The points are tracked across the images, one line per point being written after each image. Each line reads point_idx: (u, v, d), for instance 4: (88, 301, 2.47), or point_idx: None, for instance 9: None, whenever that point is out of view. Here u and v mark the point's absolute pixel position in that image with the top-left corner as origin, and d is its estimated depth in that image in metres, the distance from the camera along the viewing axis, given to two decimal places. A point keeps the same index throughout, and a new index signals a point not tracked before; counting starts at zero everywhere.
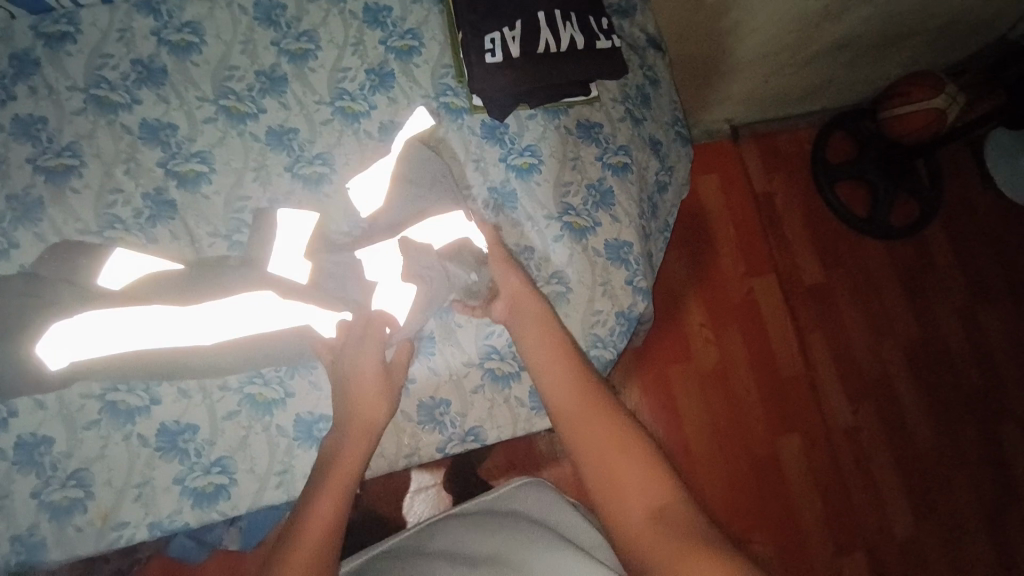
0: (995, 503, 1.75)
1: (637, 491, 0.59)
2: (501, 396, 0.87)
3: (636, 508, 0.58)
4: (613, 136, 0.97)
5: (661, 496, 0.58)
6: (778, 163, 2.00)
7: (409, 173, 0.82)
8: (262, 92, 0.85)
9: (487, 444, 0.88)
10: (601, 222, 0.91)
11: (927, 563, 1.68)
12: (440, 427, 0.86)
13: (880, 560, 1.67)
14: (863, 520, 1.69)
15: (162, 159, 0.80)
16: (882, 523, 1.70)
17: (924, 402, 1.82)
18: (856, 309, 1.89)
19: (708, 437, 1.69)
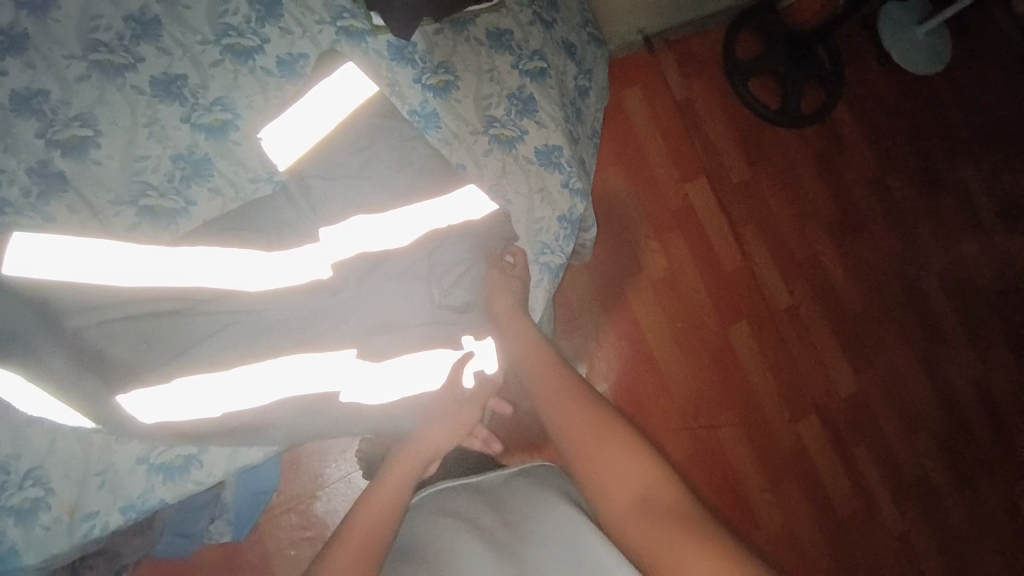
0: (922, 351, 1.95)
1: (625, 481, 0.65)
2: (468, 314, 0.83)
3: (620, 498, 0.65)
4: (525, 41, 0.94)
5: (642, 483, 0.64)
6: (693, 67, 2.03)
7: (358, 143, 0.81)
8: (135, 39, 0.78)
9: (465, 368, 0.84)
10: (527, 130, 0.90)
11: (871, 413, 1.87)
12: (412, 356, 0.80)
13: (831, 418, 1.84)
14: (812, 387, 1.85)
15: (40, 129, 0.73)
16: (829, 386, 1.86)
17: (852, 271, 1.97)
18: (782, 197, 2.00)
19: (666, 340, 1.78)
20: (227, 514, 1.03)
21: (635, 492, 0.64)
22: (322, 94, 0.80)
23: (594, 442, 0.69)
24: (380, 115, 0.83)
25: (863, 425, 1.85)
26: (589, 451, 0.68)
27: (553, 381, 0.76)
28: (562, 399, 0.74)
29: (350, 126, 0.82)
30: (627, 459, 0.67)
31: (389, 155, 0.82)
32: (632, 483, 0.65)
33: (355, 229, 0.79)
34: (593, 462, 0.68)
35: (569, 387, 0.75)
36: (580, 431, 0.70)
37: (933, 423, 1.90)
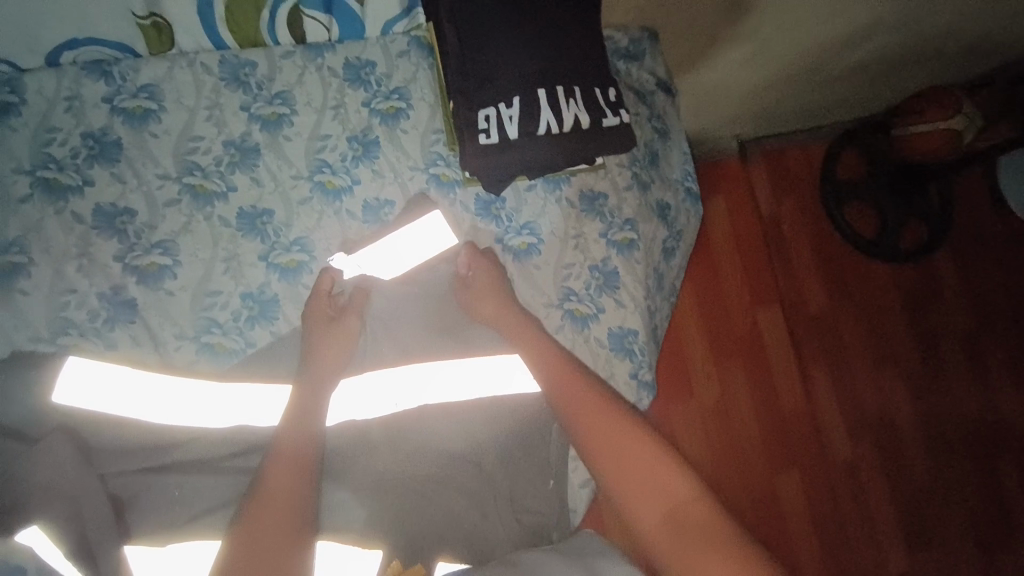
0: (993, 542, 1.74)
1: (648, 491, 0.65)
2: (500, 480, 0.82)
3: (646, 511, 0.64)
4: (618, 208, 0.89)
5: (670, 494, 0.64)
6: (785, 183, 1.92)
7: (423, 286, 0.84)
8: (231, 166, 0.77)
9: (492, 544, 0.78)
10: (604, 308, 0.86)
11: None
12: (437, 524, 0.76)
13: None
14: (858, 558, 1.69)
15: (119, 252, 0.72)
16: (878, 561, 1.70)
17: (923, 437, 1.80)
18: (860, 340, 1.85)
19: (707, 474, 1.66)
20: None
21: (663, 511, 0.63)
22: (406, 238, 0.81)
23: (624, 457, 0.67)
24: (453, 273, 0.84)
25: None
26: (621, 453, 0.68)
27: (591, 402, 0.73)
28: (601, 424, 0.71)
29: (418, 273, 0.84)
30: (661, 474, 0.66)
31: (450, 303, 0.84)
32: (670, 496, 0.64)
33: (399, 377, 0.81)
34: (630, 482, 0.66)
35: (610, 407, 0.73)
36: (605, 432, 0.70)
37: None
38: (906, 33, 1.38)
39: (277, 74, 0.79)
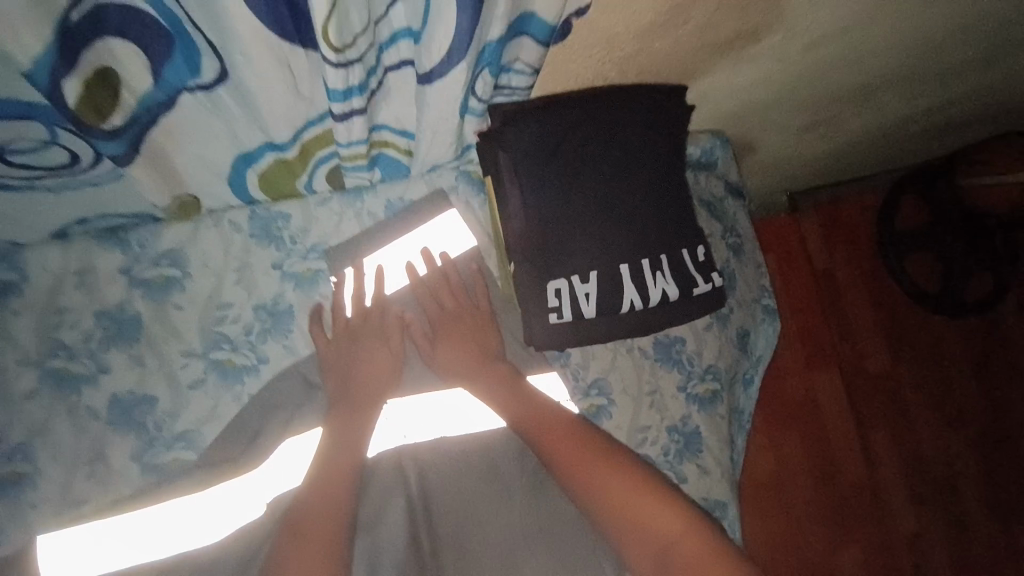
0: None
1: (647, 517, 0.64)
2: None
3: (649, 531, 0.63)
4: (698, 354, 0.78)
5: (664, 520, 0.64)
6: (844, 232, 1.75)
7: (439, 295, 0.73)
8: (262, 334, 0.69)
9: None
10: (688, 478, 0.74)
11: None
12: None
13: None
14: None
15: (138, 450, 0.64)
16: None
17: (996, 509, 1.63)
18: (922, 404, 1.69)
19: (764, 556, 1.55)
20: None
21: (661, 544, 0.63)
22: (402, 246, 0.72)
23: (609, 482, 0.66)
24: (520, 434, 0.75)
25: None
26: (611, 490, 0.65)
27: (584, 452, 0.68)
28: (575, 451, 0.68)
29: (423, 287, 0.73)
30: (663, 510, 0.64)
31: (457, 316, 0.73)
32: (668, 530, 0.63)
33: (418, 412, 0.75)
34: (636, 527, 0.64)
35: (608, 457, 0.67)
36: (580, 456, 0.67)
37: None
38: (992, 100, 1.24)
39: (313, 226, 0.70)
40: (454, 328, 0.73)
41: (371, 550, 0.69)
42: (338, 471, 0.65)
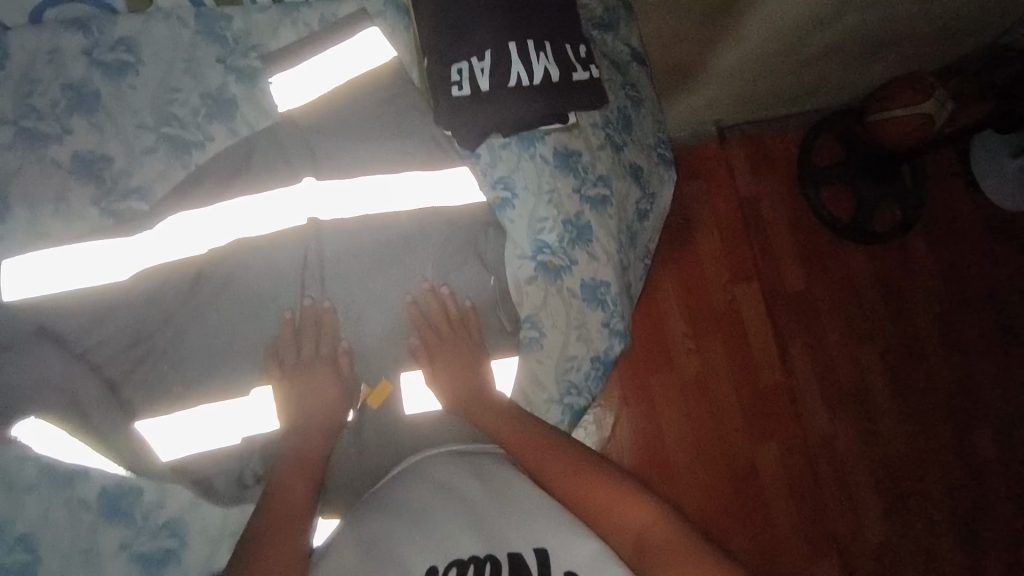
0: (967, 508, 1.68)
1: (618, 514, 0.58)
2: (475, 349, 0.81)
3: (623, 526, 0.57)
4: (592, 165, 0.91)
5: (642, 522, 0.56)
6: (765, 166, 1.87)
7: (374, 100, 0.84)
8: (208, 117, 0.79)
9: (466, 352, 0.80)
10: (578, 261, 0.87)
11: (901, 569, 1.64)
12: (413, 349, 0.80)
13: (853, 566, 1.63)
14: (836, 523, 1.65)
15: (98, 197, 0.73)
16: (857, 529, 1.66)
17: (900, 407, 1.75)
18: (839, 317, 1.79)
19: (687, 451, 1.65)
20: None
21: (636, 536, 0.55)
22: (328, 59, 0.83)
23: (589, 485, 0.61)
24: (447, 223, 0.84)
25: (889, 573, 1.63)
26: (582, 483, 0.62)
27: (537, 452, 0.67)
28: (549, 454, 0.66)
29: (357, 94, 0.84)
30: (629, 501, 0.59)
31: (388, 117, 0.84)
32: (632, 523, 0.56)
33: (359, 191, 0.81)
34: (605, 514, 0.58)
35: (566, 449, 0.67)
36: (550, 458, 0.66)
37: None
38: (874, 16, 1.32)
39: (254, 30, 0.82)
40: (381, 121, 0.84)
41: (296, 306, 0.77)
42: (290, 245, 0.78)
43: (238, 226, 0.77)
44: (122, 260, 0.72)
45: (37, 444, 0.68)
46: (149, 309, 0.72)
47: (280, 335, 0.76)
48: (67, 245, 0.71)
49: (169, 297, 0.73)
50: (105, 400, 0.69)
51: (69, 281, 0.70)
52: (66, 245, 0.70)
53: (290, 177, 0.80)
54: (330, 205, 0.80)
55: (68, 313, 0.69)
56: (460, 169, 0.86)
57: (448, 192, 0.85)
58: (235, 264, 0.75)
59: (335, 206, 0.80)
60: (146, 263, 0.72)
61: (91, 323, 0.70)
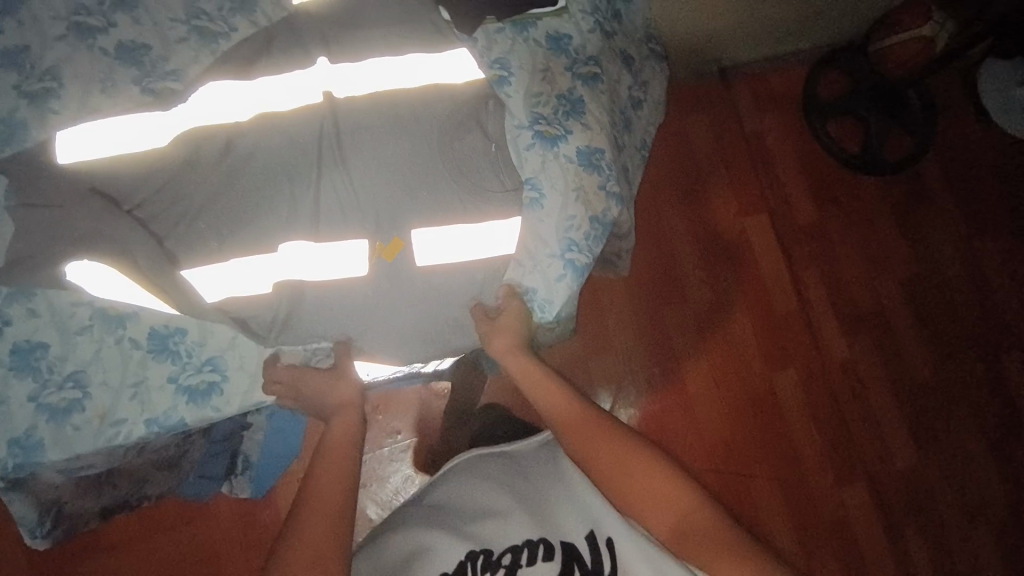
0: (997, 433, 1.61)
1: (657, 501, 0.73)
2: (477, 212, 0.87)
3: (663, 516, 0.72)
4: (582, 48, 0.97)
5: (681, 509, 0.71)
6: (770, 101, 1.80)
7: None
8: (232, 11, 0.87)
9: (471, 217, 0.86)
10: (573, 131, 0.92)
11: (932, 495, 1.56)
12: (421, 215, 0.84)
13: (882, 494, 1.56)
14: (862, 449, 1.58)
15: (138, 77, 0.82)
16: (883, 454, 1.58)
17: (922, 332, 1.67)
18: (853, 243, 1.73)
19: (704, 381, 1.58)
20: (249, 469, 1.15)
21: (675, 520, 0.71)
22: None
23: (633, 472, 0.76)
24: (450, 102, 0.88)
25: (920, 500, 1.56)
26: (626, 470, 0.76)
27: (588, 434, 0.81)
28: (600, 443, 0.79)
29: None
30: (667, 490, 0.73)
31: (393, 8, 0.90)
32: (673, 507, 0.72)
33: (365, 72, 0.85)
34: (646, 503, 0.73)
35: (611, 437, 0.80)
36: (600, 443, 0.79)
37: (1001, 514, 1.56)
38: None
39: None
40: (387, 12, 0.90)
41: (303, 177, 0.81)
42: (290, 128, 0.81)
43: (244, 103, 0.82)
44: (154, 129, 0.79)
45: (91, 285, 0.74)
46: (175, 174, 0.78)
47: (290, 207, 0.80)
48: (116, 115, 0.80)
49: (190, 162, 0.78)
50: (147, 243, 0.73)
51: (111, 147, 0.78)
52: (116, 114, 0.80)
53: (307, 60, 0.85)
54: (345, 81, 0.84)
55: (118, 175, 0.77)
56: (460, 49, 0.91)
57: (451, 73, 0.90)
58: (245, 135, 0.81)
59: (351, 85, 0.84)
60: (175, 132, 0.79)
61: (129, 183, 0.77)
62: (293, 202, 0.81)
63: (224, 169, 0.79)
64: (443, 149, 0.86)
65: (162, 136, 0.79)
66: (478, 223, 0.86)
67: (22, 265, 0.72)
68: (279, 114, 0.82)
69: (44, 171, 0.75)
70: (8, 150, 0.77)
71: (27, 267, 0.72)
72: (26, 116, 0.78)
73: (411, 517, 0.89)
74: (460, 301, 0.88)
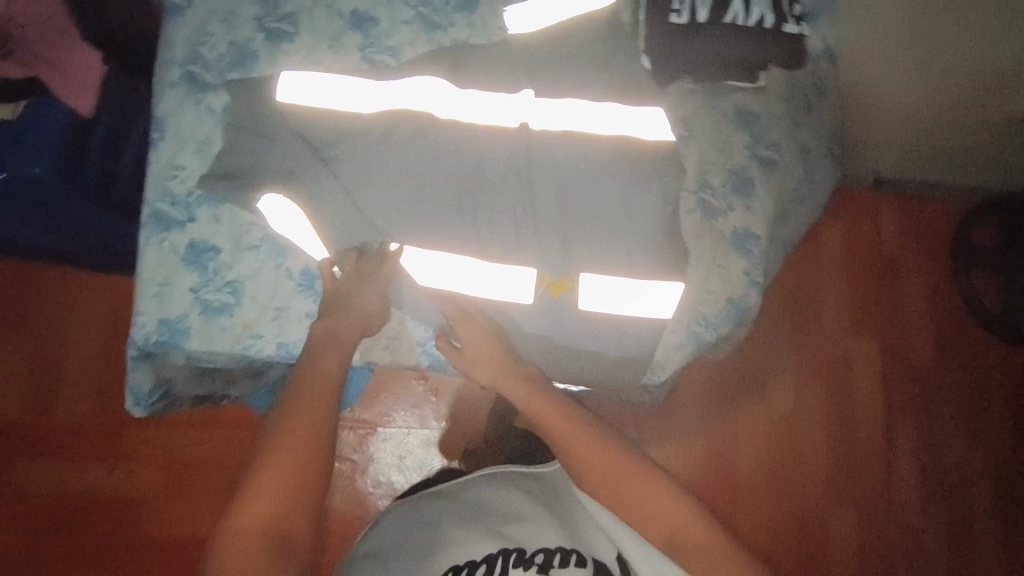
0: None
1: (653, 515, 0.80)
2: (626, 265, 0.87)
3: (657, 526, 0.79)
4: (769, 131, 0.95)
5: (675, 524, 0.79)
6: (924, 223, 1.57)
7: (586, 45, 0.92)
8: (455, 7, 0.92)
9: (623, 268, 0.87)
10: (736, 209, 0.92)
11: None
12: (568, 253, 0.86)
13: None
14: None
15: (362, 45, 0.88)
16: None
17: (1004, 525, 1.48)
18: (962, 406, 1.52)
19: (753, 494, 1.46)
20: None
21: (668, 535, 0.78)
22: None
23: (630, 486, 0.81)
24: (639, 157, 0.90)
25: None
26: (623, 482, 0.82)
27: (609, 475, 0.82)
28: (603, 463, 0.83)
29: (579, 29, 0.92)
30: (662, 500, 0.80)
31: (605, 57, 0.92)
32: (670, 520, 0.79)
33: (567, 109, 0.90)
34: (642, 514, 0.80)
35: (613, 454, 0.83)
36: (599, 465, 0.83)
37: None
38: None
39: None
40: (595, 52, 0.92)
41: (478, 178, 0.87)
42: (476, 137, 0.87)
43: (443, 99, 0.87)
44: (360, 94, 0.85)
45: (275, 218, 0.82)
46: (369, 140, 0.83)
47: (461, 205, 0.85)
48: (336, 73, 0.86)
49: (383, 131, 0.83)
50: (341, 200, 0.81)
51: (322, 98, 0.84)
52: (335, 72, 0.86)
53: (513, 87, 0.90)
54: (542, 116, 0.89)
55: (317, 124, 0.83)
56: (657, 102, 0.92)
57: (643, 128, 0.91)
58: (432, 128, 0.85)
59: (546, 118, 0.89)
60: (381, 102, 0.85)
61: (331, 136, 0.83)
62: (459, 203, 0.85)
63: (401, 157, 0.84)
64: (614, 199, 0.88)
65: (367, 105, 0.84)
66: (639, 280, 0.87)
67: (224, 182, 0.81)
68: (469, 125, 0.87)
69: (264, 105, 0.83)
70: (238, 76, 0.84)
71: (229, 185, 0.81)
72: (259, 49, 0.85)
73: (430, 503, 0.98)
74: (596, 335, 0.87)
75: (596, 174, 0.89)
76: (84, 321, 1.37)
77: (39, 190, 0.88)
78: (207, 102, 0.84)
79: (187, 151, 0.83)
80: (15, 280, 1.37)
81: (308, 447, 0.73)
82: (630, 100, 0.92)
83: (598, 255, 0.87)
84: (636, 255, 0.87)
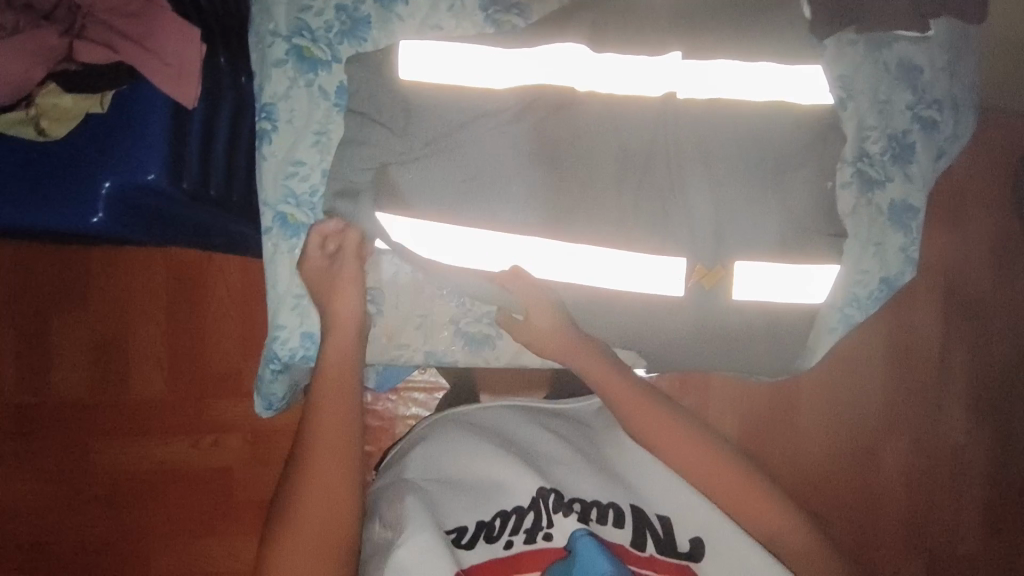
0: None
1: (689, 461, 0.83)
2: (779, 250, 0.80)
3: (692, 469, 0.83)
4: (931, 87, 0.86)
5: (708, 465, 0.83)
6: (1005, 161, 1.31)
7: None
8: None
9: (778, 254, 0.80)
10: (894, 179, 0.84)
11: None
12: (718, 239, 0.79)
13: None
14: (941, 536, 1.35)
15: (484, 4, 0.78)
16: (959, 544, 1.35)
17: None
18: (1018, 333, 1.35)
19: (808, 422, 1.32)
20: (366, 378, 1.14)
21: (703, 473, 0.82)
22: None
23: (666, 434, 0.84)
24: (795, 124, 0.79)
25: None
26: (660, 433, 0.84)
27: (648, 416, 0.85)
28: (641, 411, 0.85)
29: None
30: (694, 448, 0.83)
31: (754, 10, 0.80)
32: (701, 462, 0.83)
33: (716, 72, 0.78)
34: (685, 457, 0.83)
35: (648, 403, 0.85)
36: (637, 409, 0.85)
37: None
38: None
39: None
40: (743, 5, 0.80)
41: (618, 156, 0.77)
42: (618, 109, 0.77)
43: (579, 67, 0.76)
44: (491, 69, 0.75)
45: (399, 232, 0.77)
46: (510, 120, 0.74)
47: (597, 192, 0.76)
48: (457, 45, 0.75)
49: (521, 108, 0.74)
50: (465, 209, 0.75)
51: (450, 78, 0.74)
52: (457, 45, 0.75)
53: (657, 50, 0.78)
54: (689, 83, 0.78)
55: (445, 106, 0.73)
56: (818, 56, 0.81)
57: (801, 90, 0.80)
58: (568, 106, 0.76)
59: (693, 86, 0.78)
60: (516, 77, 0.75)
61: (460, 124, 0.74)
62: (602, 188, 0.77)
63: (542, 145, 0.75)
64: (769, 175, 0.78)
65: (496, 87, 0.74)
66: (795, 266, 0.81)
67: (357, 180, 0.75)
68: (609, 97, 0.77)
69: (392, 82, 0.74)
70: (349, 49, 0.76)
71: (367, 189, 0.75)
72: (371, 13, 0.76)
73: (464, 435, 0.85)
74: (744, 325, 0.83)
75: (750, 144, 0.78)
76: (121, 298, 1.26)
77: (160, 199, 0.79)
78: (319, 80, 0.76)
79: (304, 144, 0.77)
80: (55, 260, 1.25)
81: (343, 387, 0.76)
82: (785, 56, 0.80)
83: (748, 241, 0.79)
84: (793, 239, 0.80)
